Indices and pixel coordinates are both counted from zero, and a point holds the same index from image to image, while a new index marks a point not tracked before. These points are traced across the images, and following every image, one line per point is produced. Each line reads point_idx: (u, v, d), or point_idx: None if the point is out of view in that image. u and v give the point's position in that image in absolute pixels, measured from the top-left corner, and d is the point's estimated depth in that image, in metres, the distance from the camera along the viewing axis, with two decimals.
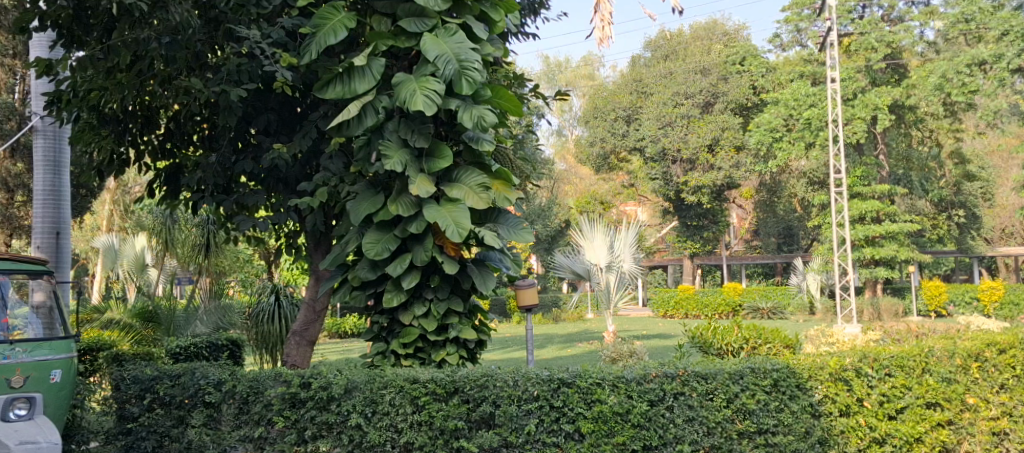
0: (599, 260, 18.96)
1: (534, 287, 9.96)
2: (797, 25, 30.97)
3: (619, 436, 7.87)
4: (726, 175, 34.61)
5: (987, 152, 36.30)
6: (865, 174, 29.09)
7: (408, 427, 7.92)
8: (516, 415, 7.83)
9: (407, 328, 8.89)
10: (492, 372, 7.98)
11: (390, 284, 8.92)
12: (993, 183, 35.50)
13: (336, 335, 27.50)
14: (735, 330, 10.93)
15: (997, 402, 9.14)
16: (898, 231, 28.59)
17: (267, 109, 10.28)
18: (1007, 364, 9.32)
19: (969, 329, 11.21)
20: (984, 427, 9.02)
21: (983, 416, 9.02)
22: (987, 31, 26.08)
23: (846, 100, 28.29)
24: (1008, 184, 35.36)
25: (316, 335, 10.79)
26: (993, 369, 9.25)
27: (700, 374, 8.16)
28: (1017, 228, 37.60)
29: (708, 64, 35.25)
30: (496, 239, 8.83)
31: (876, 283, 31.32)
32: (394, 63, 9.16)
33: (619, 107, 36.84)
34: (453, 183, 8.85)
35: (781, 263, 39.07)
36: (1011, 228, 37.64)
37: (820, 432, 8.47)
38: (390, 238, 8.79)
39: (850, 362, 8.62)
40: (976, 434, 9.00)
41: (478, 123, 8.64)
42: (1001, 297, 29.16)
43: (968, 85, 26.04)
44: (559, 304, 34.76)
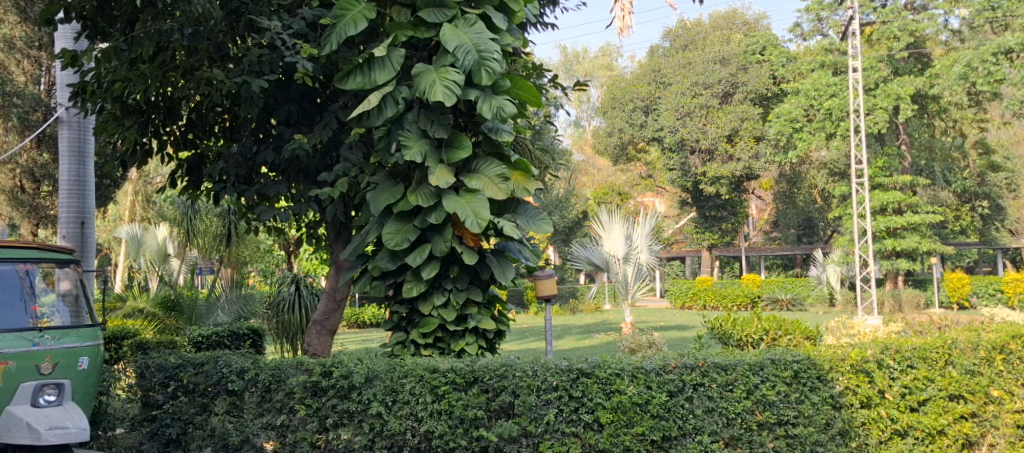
0: (617, 251, 18.60)
1: (552, 278, 9.98)
2: (818, 14, 30.62)
3: (637, 426, 7.30)
4: (746, 166, 34.32)
5: (1013, 142, 36.32)
6: (887, 165, 28.81)
7: (428, 416, 7.41)
8: (535, 405, 7.31)
9: (426, 318, 8.21)
10: (510, 361, 7.46)
11: (409, 274, 8.22)
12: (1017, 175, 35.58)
13: (354, 325, 27.34)
14: (755, 322, 10.47)
15: (1023, 395, 8.64)
16: (920, 222, 28.25)
17: (286, 100, 9.31)
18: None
19: (996, 321, 10.35)
20: (1009, 420, 8.50)
21: (1007, 408, 8.51)
22: (1015, 19, 25.89)
23: (867, 90, 28.05)
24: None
25: (336, 322, 9.81)
26: (1018, 362, 8.75)
27: (719, 365, 7.51)
28: None
29: (727, 54, 34.76)
30: (516, 231, 8.17)
31: (897, 275, 30.98)
32: (414, 55, 8.43)
33: (636, 97, 36.63)
34: (472, 174, 8.18)
35: (800, 255, 38.83)
36: None
37: (842, 424, 7.79)
38: (410, 229, 8.10)
39: (872, 354, 8.00)
40: (1001, 427, 8.48)
41: (497, 114, 7.96)
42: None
43: (993, 74, 25.70)
44: (577, 294, 34.48)
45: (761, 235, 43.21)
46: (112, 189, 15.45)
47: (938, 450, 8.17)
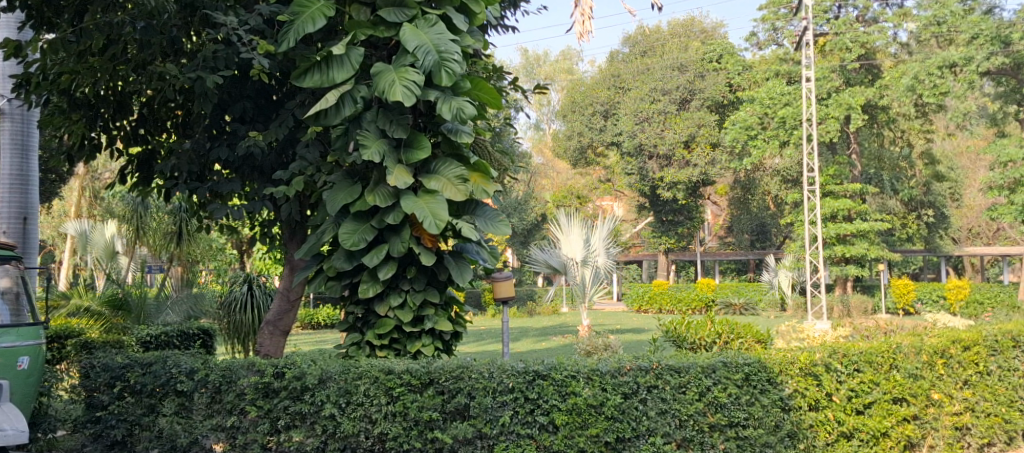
0: (575, 254, 18.62)
1: (510, 280, 10.00)
2: (773, 24, 30.99)
3: (592, 428, 7.29)
4: (702, 172, 34.56)
5: (958, 153, 37.13)
6: (838, 173, 29.22)
7: (382, 418, 7.34)
8: (490, 406, 7.28)
9: (383, 319, 8.14)
10: (466, 363, 7.43)
11: (365, 275, 8.14)
12: (961, 184, 36.36)
13: (308, 326, 27.06)
14: (708, 325, 10.57)
15: (961, 398, 8.91)
16: (869, 229, 28.66)
17: (241, 96, 9.18)
18: (970, 361, 9.07)
19: (937, 326, 10.54)
20: (947, 422, 8.74)
21: (947, 411, 8.73)
22: (959, 34, 26.40)
23: (820, 99, 28.45)
24: (976, 185, 36.06)
25: (291, 321, 9.69)
26: (958, 366, 8.97)
27: (673, 368, 7.54)
28: (983, 228, 38.45)
29: (685, 61, 34.98)
30: (474, 232, 8.14)
31: (846, 281, 31.36)
32: (373, 54, 8.34)
33: (596, 102, 36.87)
34: (431, 174, 8.13)
35: (754, 260, 39.25)
36: (977, 228, 38.43)
37: (791, 426, 7.87)
38: (367, 229, 8.03)
39: (820, 357, 8.10)
40: (940, 429, 8.70)
41: (457, 115, 7.93)
42: (966, 295, 29.25)
43: (939, 86, 26.25)
44: (534, 297, 34.46)
45: (716, 240, 43.62)
46: (57, 185, 15.13)
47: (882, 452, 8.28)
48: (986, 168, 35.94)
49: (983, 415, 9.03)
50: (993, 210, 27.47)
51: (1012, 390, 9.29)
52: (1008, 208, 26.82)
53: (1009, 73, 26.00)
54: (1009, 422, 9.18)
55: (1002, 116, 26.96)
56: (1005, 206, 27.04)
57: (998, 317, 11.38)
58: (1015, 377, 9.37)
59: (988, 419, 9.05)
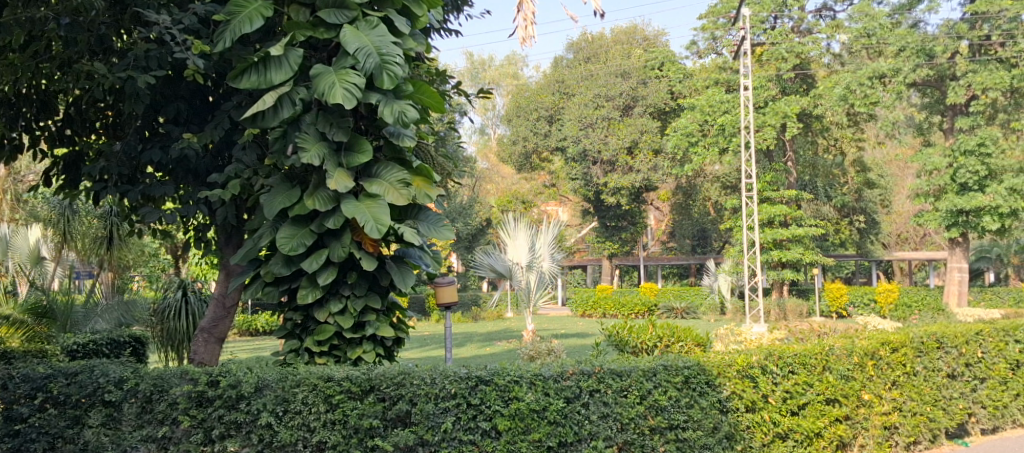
0: (520, 259, 18.63)
1: (454, 286, 10.22)
2: (713, 33, 31.35)
3: (534, 433, 7.26)
4: (645, 178, 34.75)
5: (888, 161, 38.05)
6: (775, 180, 29.66)
7: (321, 426, 7.19)
8: (432, 413, 7.18)
9: (323, 325, 8.00)
10: (407, 369, 7.34)
11: (304, 280, 7.99)
12: (891, 191, 37.21)
13: (246, 333, 26.60)
14: (650, 329, 10.60)
15: (890, 398, 9.06)
16: (804, 235, 29.12)
17: (175, 97, 8.96)
18: (898, 361, 9.24)
19: (869, 328, 10.74)
20: (876, 421, 8.89)
21: (876, 411, 8.89)
22: (887, 46, 27.45)
23: (757, 108, 28.87)
24: (905, 192, 37.00)
25: (227, 327, 9.49)
26: (886, 367, 9.12)
27: (615, 371, 7.55)
28: (912, 233, 39.46)
29: (627, 68, 35.19)
30: (416, 237, 8.05)
31: (783, 285, 31.80)
32: (312, 55, 8.20)
33: (541, 107, 37.11)
34: (373, 178, 8.02)
35: (695, 265, 39.66)
36: (906, 233, 39.43)
37: (729, 428, 7.91)
38: (307, 233, 7.88)
39: (757, 360, 8.20)
40: (869, 428, 8.86)
41: (399, 118, 7.84)
42: (896, 299, 30.03)
43: (869, 97, 26.81)
44: (478, 302, 34.31)
45: (659, 245, 44.04)
46: None
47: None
48: (915, 175, 36.90)
49: (910, 414, 9.21)
50: (920, 216, 28.14)
51: (935, 390, 9.54)
52: (934, 216, 27.51)
53: (934, 85, 27.48)
54: (933, 421, 9.46)
55: (927, 126, 28.29)
56: (931, 213, 27.74)
57: (924, 319, 11.63)
58: (938, 377, 9.60)
59: (915, 419, 9.23)
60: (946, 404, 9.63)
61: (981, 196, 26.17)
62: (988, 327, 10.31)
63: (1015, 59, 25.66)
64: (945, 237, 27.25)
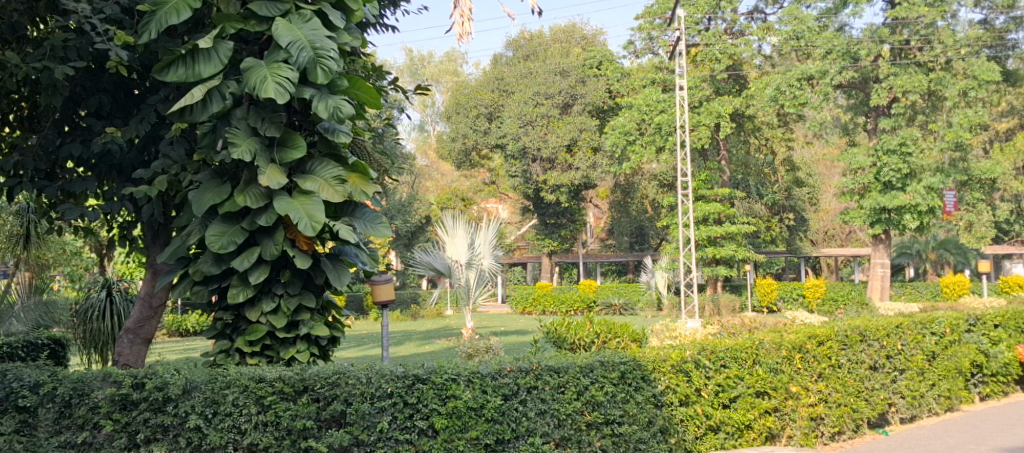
0: (460, 257, 18.56)
1: (390, 283, 10.37)
2: (649, 33, 31.63)
3: (471, 431, 7.20)
4: (584, 175, 35.02)
5: (815, 160, 38.98)
6: (709, 178, 29.97)
7: (252, 428, 7.02)
8: (368, 413, 7.06)
9: (254, 325, 7.83)
10: (342, 369, 7.19)
11: (235, 279, 7.79)
12: (820, 189, 38.05)
13: (175, 334, 26.05)
14: (587, 326, 10.63)
15: (816, 390, 9.20)
16: (737, 232, 29.57)
17: (98, 89, 8.70)
18: (824, 355, 9.41)
19: (797, 322, 10.95)
20: (804, 413, 9.02)
21: (803, 403, 9.02)
22: (814, 49, 27.70)
23: (692, 108, 29.12)
24: (833, 190, 37.87)
25: (155, 326, 9.26)
26: (813, 360, 9.29)
27: (552, 368, 7.56)
28: (838, 230, 40.50)
29: (566, 66, 35.42)
30: (352, 235, 7.92)
31: (717, 281, 32.22)
32: (243, 48, 8.00)
33: (480, 104, 36.61)
34: (306, 175, 7.87)
35: (633, 262, 40.05)
36: (833, 230, 40.44)
37: (663, 422, 8.05)
38: (237, 231, 7.69)
39: (690, 354, 8.34)
40: (797, 420, 8.99)
41: (333, 114, 7.69)
42: (823, 294, 30.50)
43: (798, 98, 27.36)
44: (417, 300, 34.12)
45: (598, 242, 44.39)
46: None
47: (745, 444, 8.60)
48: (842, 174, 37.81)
49: (837, 405, 9.33)
50: (846, 214, 28.49)
51: (859, 381, 9.69)
52: (858, 213, 27.95)
53: (858, 87, 28.20)
54: (856, 411, 9.54)
55: (852, 127, 28.94)
56: (856, 211, 28.19)
57: (848, 313, 11.88)
58: (861, 369, 9.76)
59: (840, 409, 9.34)
60: (869, 395, 9.77)
61: (902, 195, 26.82)
62: (907, 321, 10.60)
63: (932, 63, 26.62)
64: (868, 233, 27.65)
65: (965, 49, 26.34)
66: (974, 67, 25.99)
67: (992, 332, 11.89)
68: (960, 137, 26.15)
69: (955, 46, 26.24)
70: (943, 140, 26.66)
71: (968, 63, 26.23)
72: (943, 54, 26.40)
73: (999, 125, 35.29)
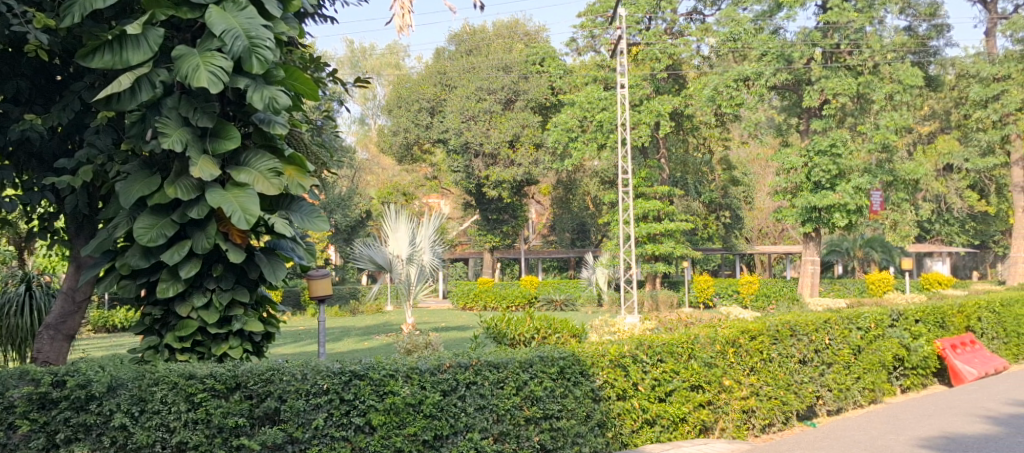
0: (401, 253, 18.42)
1: (326, 278, 10.32)
2: (591, 31, 31.79)
3: (409, 427, 7.11)
4: (526, 171, 35.13)
5: (750, 160, 39.61)
6: (649, 176, 30.20)
7: (181, 426, 6.76)
8: (303, 410, 6.89)
9: (185, 321, 7.61)
10: (276, 365, 7.00)
11: (165, 273, 7.57)
12: (755, 188, 38.70)
13: (102, 330, 25.41)
14: (527, 321, 10.59)
15: (748, 384, 9.29)
16: (675, 229, 29.89)
17: (16, 74, 8.37)
18: (756, 349, 9.52)
19: (732, 317, 11.06)
20: (736, 406, 9.12)
21: (736, 396, 9.12)
22: (750, 50, 28.09)
23: (632, 106, 29.28)
24: (768, 189, 38.52)
25: (78, 323, 8.93)
26: (745, 354, 9.39)
27: (492, 363, 7.54)
28: (772, 228, 41.25)
29: (509, 61, 35.40)
30: (287, 228, 7.75)
31: (655, 277, 32.47)
32: (175, 36, 7.77)
33: (422, 98, 36.09)
34: (241, 167, 7.67)
35: (574, 258, 40.24)
36: (768, 228, 41.18)
37: (601, 416, 8.09)
38: (167, 223, 7.47)
39: (628, 349, 8.39)
40: (729, 413, 9.08)
41: (269, 105, 7.50)
42: (757, 290, 31.19)
43: (734, 99, 27.69)
44: (356, 295, 33.79)
45: (539, 239, 44.51)
46: None
47: (680, 437, 8.70)
48: (777, 173, 38.49)
49: (768, 398, 9.45)
50: (779, 212, 29.00)
51: (788, 375, 9.82)
52: (791, 211, 28.39)
53: (792, 89, 28.66)
54: (786, 404, 9.66)
55: (786, 128, 29.42)
56: (789, 209, 28.63)
57: (779, 309, 12.05)
58: (791, 362, 9.88)
59: (771, 402, 9.45)
60: (798, 389, 9.89)
61: (831, 195, 27.15)
62: (835, 316, 10.79)
63: (860, 67, 26.97)
64: (799, 231, 28.12)
65: (891, 54, 26.78)
66: (899, 72, 26.59)
67: (913, 327, 12.14)
68: (887, 139, 26.70)
69: (882, 51, 26.60)
70: (871, 141, 27.20)
71: (893, 68, 26.82)
72: (870, 59, 26.76)
73: (922, 128, 36.69)
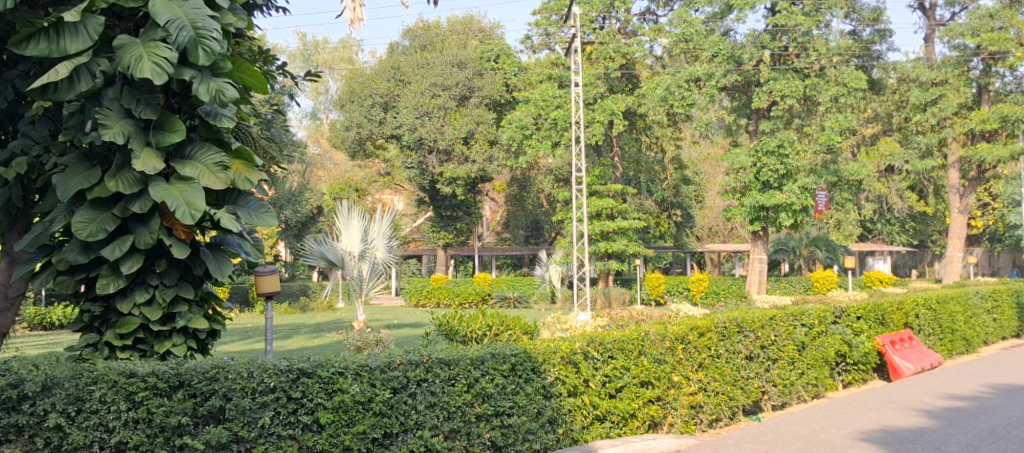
0: (353, 249, 18.20)
1: (274, 274, 10.16)
2: (546, 29, 31.74)
3: (359, 425, 6.99)
4: (480, 168, 35.05)
5: (701, 160, 39.96)
6: (602, 175, 30.30)
7: (121, 425, 6.53)
8: (248, 408, 6.72)
9: (126, 317, 7.41)
10: (222, 363, 6.81)
11: (105, 269, 7.36)
12: (704, 187, 39.02)
13: (39, 328, 24.78)
14: (479, 318, 10.53)
15: (696, 380, 9.32)
16: (628, 227, 30.00)
17: None
18: (704, 345, 9.54)
19: (681, 314, 11.09)
20: (685, 402, 9.14)
21: (684, 392, 9.14)
22: (701, 52, 28.27)
23: (586, 105, 29.39)
24: (718, 188, 38.88)
25: (16, 309, 8.52)
26: (694, 350, 9.41)
27: (443, 361, 7.45)
28: (722, 227, 41.69)
29: (463, 58, 35.39)
30: (234, 223, 7.59)
31: (608, 275, 32.57)
32: (116, 25, 7.55)
33: (375, 93, 35.65)
34: (186, 160, 7.49)
35: (528, 256, 40.28)
36: (717, 227, 41.61)
37: (551, 412, 8.07)
38: (108, 218, 7.25)
39: (579, 346, 8.38)
40: (678, 408, 9.11)
41: (215, 98, 7.33)
42: (706, 288, 31.41)
43: (686, 99, 27.81)
44: (306, 292, 33.41)
45: (493, 236, 44.46)
46: None
47: (629, 433, 8.70)
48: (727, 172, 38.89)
49: (716, 394, 9.50)
50: (728, 211, 29.26)
51: (735, 371, 9.87)
52: (740, 210, 28.65)
53: (741, 90, 28.92)
54: (732, 399, 9.71)
55: (735, 128, 29.72)
56: (738, 208, 28.90)
57: (727, 306, 12.12)
58: (738, 359, 9.94)
59: (717, 398, 9.50)
60: (745, 384, 9.95)
61: (778, 194, 27.46)
62: (779, 312, 10.87)
63: (807, 69, 27.33)
64: (748, 229, 28.38)
65: (836, 58, 27.01)
66: (844, 75, 26.87)
67: (855, 323, 12.29)
68: (832, 140, 27.01)
69: (828, 54, 26.95)
70: (816, 143, 27.56)
71: (839, 71, 27.14)
72: (816, 62, 27.10)
73: (865, 130, 37.25)
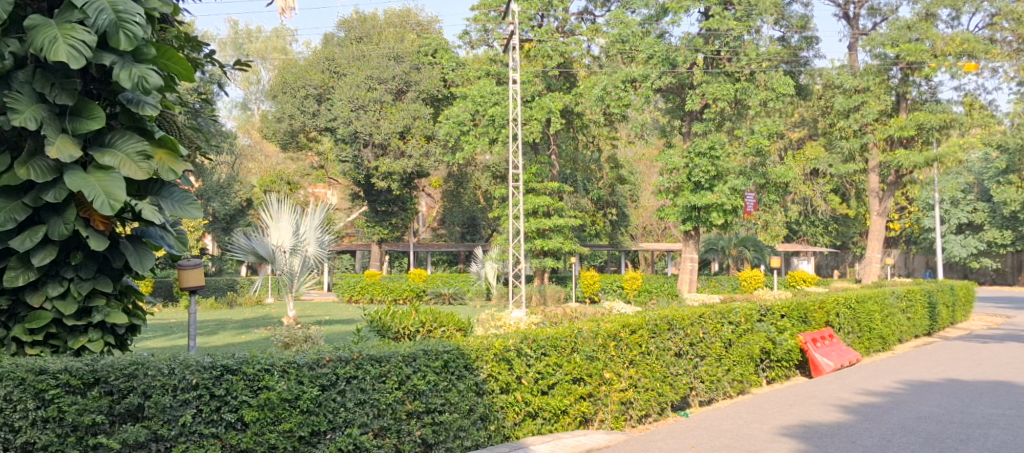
0: (283, 243, 17.82)
1: (198, 268, 9.84)
2: (484, 25, 31.60)
3: (285, 423, 6.77)
4: (416, 163, 34.70)
5: (636, 160, 40.24)
6: (539, 172, 30.28)
7: (28, 425, 6.20)
8: (169, 406, 6.44)
9: (37, 311, 7.08)
10: (141, 360, 6.52)
11: (14, 260, 7.02)
12: (639, 186, 39.25)
13: None
14: (412, 314, 10.36)
15: (627, 377, 9.29)
16: (563, 224, 29.98)
17: None
18: (635, 342, 9.51)
19: (613, 311, 11.03)
20: (615, 399, 9.11)
21: (615, 389, 9.11)
22: (637, 52, 28.39)
23: (524, 102, 29.40)
24: (652, 186, 39.15)
25: None
26: (625, 348, 9.38)
27: (373, 357, 7.27)
28: (655, 225, 42.04)
29: (400, 52, 35.22)
30: (156, 215, 7.29)
31: (543, 272, 32.58)
32: (30, 5, 7.20)
33: (309, 84, 35.18)
34: (105, 148, 7.18)
35: (463, 252, 40.10)
36: (651, 225, 41.98)
37: (483, 409, 7.96)
38: (18, 207, 6.91)
39: (512, 343, 8.28)
40: (609, 405, 9.08)
41: (138, 84, 7.03)
42: (640, 286, 31.57)
43: (622, 99, 27.97)
44: (234, 287, 32.69)
45: (428, 232, 44.17)
46: None
47: (561, 429, 8.63)
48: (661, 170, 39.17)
49: (647, 390, 9.49)
50: (662, 210, 29.44)
51: (665, 368, 9.86)
52: (673, 209, 28.84)
53: (675, 92, 29.11)
54: (661, 395, 9.70)
55: (669, 129, 29.92)
56: (671, 207, 29.10)
57: (658, 304, 12.13)
58: (668, 356, 9.94)
59: (648, 394, 9.48)
60: (673, 380, 9.95)
61: (709, 194, 27.67)
62: (708, 310, 10.89)
63: (738, 73, 27.62)
64: (680, 229, 28.62)
65: (766, 62, 27.35)
66: (773, 80, 27.30)
67: (779, 322, 12.41)
68: (761, 143, 27.37)
69: (757, 59, 27.29)
70: (746, 145, 27.91)
71: (768, 76, 27.54)
72: (747, 66, 27.40)
73: (793, 134, 37.90)
